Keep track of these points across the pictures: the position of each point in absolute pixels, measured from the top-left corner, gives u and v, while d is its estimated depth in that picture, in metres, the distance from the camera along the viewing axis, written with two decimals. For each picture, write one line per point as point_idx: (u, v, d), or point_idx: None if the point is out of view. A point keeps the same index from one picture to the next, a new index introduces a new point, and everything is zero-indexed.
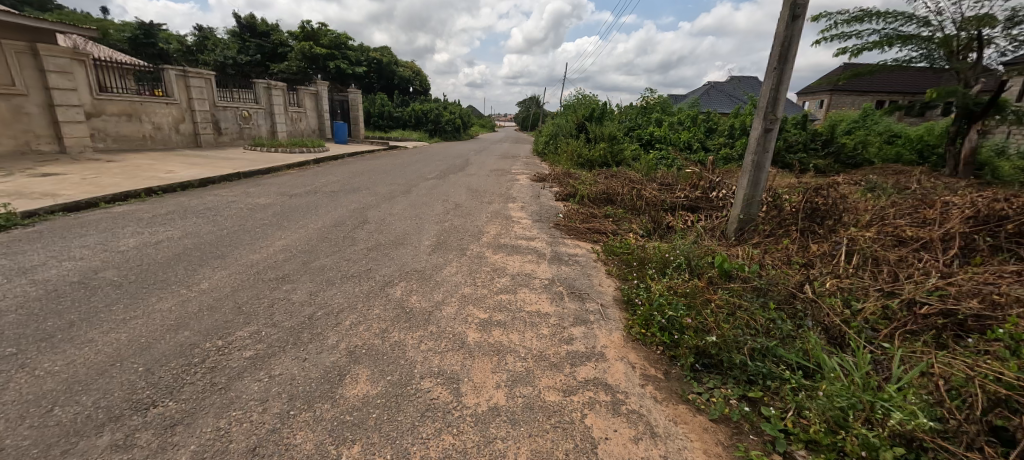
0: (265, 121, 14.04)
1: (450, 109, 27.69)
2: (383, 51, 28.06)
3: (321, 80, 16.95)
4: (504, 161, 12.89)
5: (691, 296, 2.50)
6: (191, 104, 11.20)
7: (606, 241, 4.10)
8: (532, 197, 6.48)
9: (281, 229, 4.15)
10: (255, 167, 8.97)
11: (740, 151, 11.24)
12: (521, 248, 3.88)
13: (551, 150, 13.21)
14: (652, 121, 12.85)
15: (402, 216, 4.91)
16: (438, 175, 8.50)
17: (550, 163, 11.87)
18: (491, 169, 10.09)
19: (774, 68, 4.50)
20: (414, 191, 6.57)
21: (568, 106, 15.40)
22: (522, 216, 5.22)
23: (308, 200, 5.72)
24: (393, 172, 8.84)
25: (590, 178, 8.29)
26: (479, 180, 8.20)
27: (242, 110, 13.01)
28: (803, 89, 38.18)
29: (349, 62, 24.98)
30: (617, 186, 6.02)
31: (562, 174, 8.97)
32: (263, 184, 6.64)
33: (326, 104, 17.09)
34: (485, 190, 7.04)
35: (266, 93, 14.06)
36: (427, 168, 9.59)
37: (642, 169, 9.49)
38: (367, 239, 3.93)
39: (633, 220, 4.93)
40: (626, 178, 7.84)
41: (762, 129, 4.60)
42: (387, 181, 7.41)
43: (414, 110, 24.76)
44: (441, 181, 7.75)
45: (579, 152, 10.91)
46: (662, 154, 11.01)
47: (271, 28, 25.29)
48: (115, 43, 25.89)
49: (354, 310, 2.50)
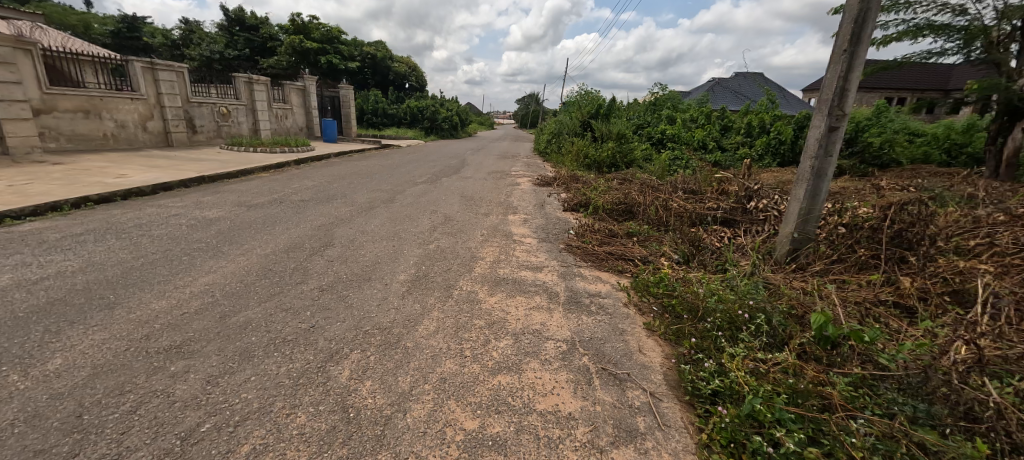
0: (246, 118, 13.07)
1: (446, 106, 26.65)
2: (378, 45, 26.96)
3: (309, 75, 15.97)
4: (503, 161, 11.95)
5: (804, 400, 1.57)
6: (160, 99, 10.24)
7: (635, 273, 3.18)
8: (535, 207, 5.55)
9: (215, 256, 3.23)
10: (225, 169, 8.03)
11: (760, 152, 10.32)
12: (525, 285, 2.95)
13: (554, 150, 12.25)
14: (663, 118, 11.91)
15: (376, 234, 3.98)
16: (429, 179, 7.56)
17: (553, 165, 10.93)
18: (489, 171, 9.16)
19: (843, 51, 3.57)
20: (398, 200, 5.64)
21: (572, 103, 14.41)
22: (524, 233, 4.29)
23: (269, 212, 4.80)
24: (380, 175, 7.90)
25: (601, 182, 7.35)
26: (475, 185, 7.27)
27: (220, 106, 12.03)
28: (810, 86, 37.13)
29: (342, 57, 23.94)
30: (637, 195, 5.08)
31: (568, 178, 8.01)
32: (223, 192, 5.70)
33: (314, 100, 16.11)
34: (481, 197, 6.11)
35: (248, 88, 13.10)
36: (418, 170, 8.65)
37: (656, 172, 8.54)
38: (324, 272, 3.00)
39: (662, 240, 4.00)
40: (642, 183, 6.88)
41: (825, 129, 3.68)
42: (369, 187, 6.46)
43: (409, 107, 23.73)
44: (430, 186, 6.82)
45: (585, 152, 9.96)
46: (677, 154, 10.07)
47: (260, 21, 24.25)
48: (97, 36, 24.79)
49: (265, 417, 1.58)
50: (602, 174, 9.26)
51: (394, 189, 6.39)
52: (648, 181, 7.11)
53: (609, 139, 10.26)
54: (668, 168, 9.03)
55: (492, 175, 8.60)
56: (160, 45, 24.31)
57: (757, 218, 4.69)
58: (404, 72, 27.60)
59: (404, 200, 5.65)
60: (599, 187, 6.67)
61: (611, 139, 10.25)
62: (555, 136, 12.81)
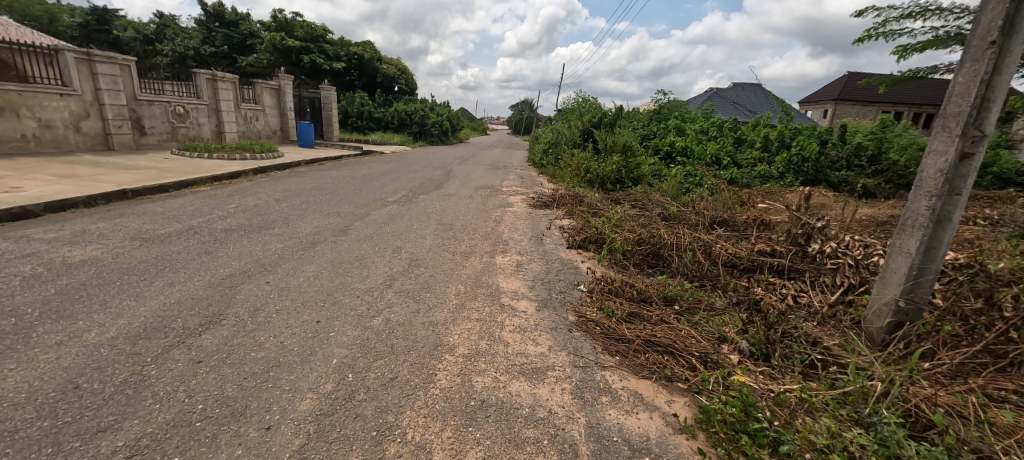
0: (208, 119, 11.70)
1: (437, 110, 25.39)
2: (365, 46, 25.66)
3: (284, 74, 14.64)
4: (494, 173, 10.74)
5: None
6: (98, 96, 8.87)
7: (699, 389, 1.97)
8: (531, 242, 4.32)
9: (6, 352, 1.95)
10: (159, 181, 6.70)
11: (781, 169, 9.22)
12: (518, 422, 1.70)
13: (551, 163, 11.06)
14: (672, 129, 10.77)
15: (300, 295, 2.72)
16: (403, 197, 6.29)
17: (550, 179, 9.74)
18: (477, 186, 7.93)
19: (986, 44, 2.21)
20: (353, 230, 4.35)
21: (570, 110, 13.24)
22: (517, 292, 3.03)
23: (169, 250, 3.50)
24: (346, 191, 6.61)
25: (608, 204, 6.15)
26: (458, 207, 6.01)
27: (176, 105, 10.67)
28: (808, 99, 36.62)
29: (326, 57, 22.66)
30: (665, 232, 3.87)
31: (570, 197, 6.79)
32: (127, 217, 4.40)
33: (290, 101, 14.77)
34: (462, 225, 4.87)
35: (211, 85, 11.72)
36: (392, 185, 7.38)
37: (671, 193, 7.35)
38: (168, 397, 1.72)
39: (714, 309, 2.82)
40: (662, 207, 5.70)
41: (951, 165, 2.41)
42: (323, 210, 5.17)
43: (397, 111, 22.52)
44: (401, 208, 5.55)
45: (587, 166, 8.76)
46: (690, 170, 8.92)
47: (241, 17, 22.85)
48: (64, 29, 23.28)
49: None
50: (607, 192, 8.09)
51: (354, 213, 5.11)
52: (669, 205, 5.92)
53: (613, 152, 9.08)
54: (683, 187, 7.89)
55: (480, 192, 7.34)
56: (131, 39, 22.74)
57: (825, 268, 3.55)
58: (392, 73, 26.30)
59: (361, 230, 4.37)
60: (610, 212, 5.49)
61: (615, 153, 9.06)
62: (551, 147, 11.59)
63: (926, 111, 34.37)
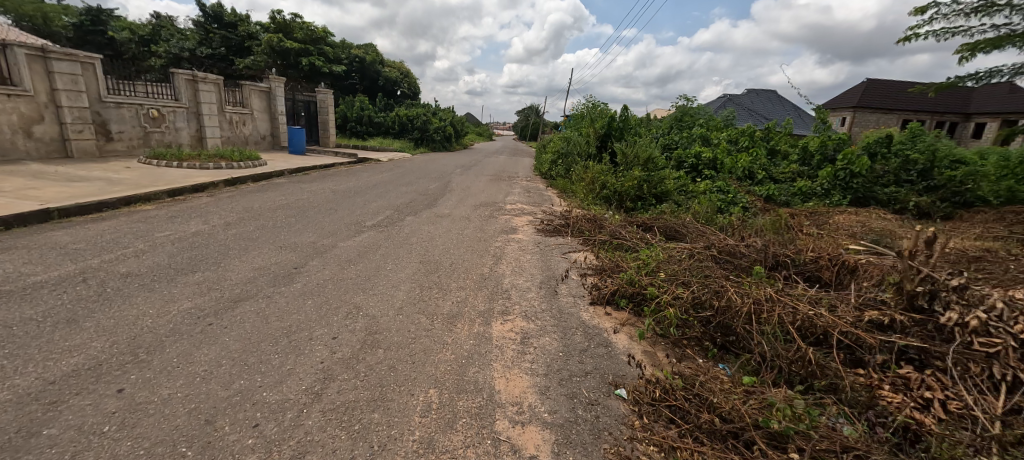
0: (187, 123, 10.74)
1: (440, 115, 24.42)
2: (367, 49, 24.77)
3: (276, 75, 13.72)
4: (497, 185, 9.65)
5: None
6: (55, 97, 7.93)
7: None
8: (541, 295, 3.17)
9: None
10: (101, 196, 5.67)
11: (826, 184, 7.99)
12: None
13: (560, 175, 9.91)
14: (696, 138, 9.57)
15: (157, 426, 1.61)
16: (385, 219, 5.21)
17: (560, 194, 8.61)
18: (477, 203, 6.82)
19: None
20: (304, 274, 3.26)
21: (581, 116, 12.09)
22: (521, 406, 1.89)
23: (20, 314, 2.43)
24: (318, 210, 5.54)
25: (634, 231, 5.01)
26: (450, 233, 4.90)
27: (149, 107, 9.75)
28: (825, 106, 35.30)
29: (326, 59, 21.86)
30: (731, 291, 2.68)
31: (589, 220, 5.61)
32: (11, 253, 3.34)
33: (281, 105, 13.84)
34: (451, 264, 3.77)
35: (191, 86, 10.80)
36: (377, 202, 6.29)
37: (706, 216, 6.16)
38: None
39: (848, 452, 1.58)
40: (708, 240, 4.49)
41: None
42: (276, 240, 4.08)
43: (398, 115, 21.64)
44: (378, 236, 4.47)
45: (602, 180, 7.65)
46: (722, 186, 7.72)
47: (240, 18, 22.15)
48: (60, 30, 22.77)
49: None
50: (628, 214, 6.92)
51: (316, 245, 4.02)
52: (715, 236, 4.71)
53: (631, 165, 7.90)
54: (717, 207, 6.73)
55: (479, 212, 6.21)
56: (127, 40, 22.06)
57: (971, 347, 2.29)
58: (395, 77, 25.42)
59: (314, 274, 3.28)
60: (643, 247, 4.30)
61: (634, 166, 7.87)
62: (561, 157, 10.42)
63: (948, 119, 32.97)
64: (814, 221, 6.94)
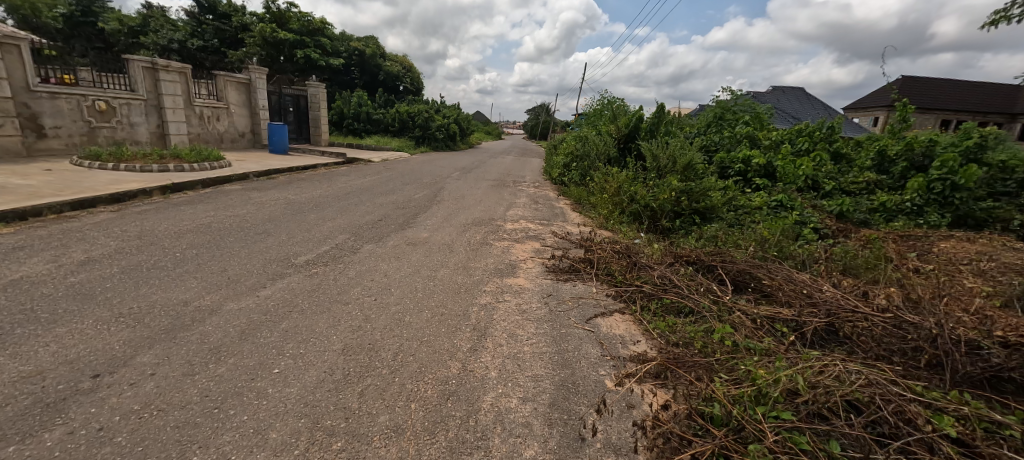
0: (145, 118, 9.37)
1: (443, 112, 22.84)
2: (368, 41, 23.29)
3: (257, 65, 12.29)
4: (498, 193, 8.06)
5: None
6: None
7: None
8: (554, 457, 1.56)
9: None
10: None
11: (917, 198, 6.21)
12: None
13: (574, 181, 8.24)
14: (741, 138, 7.86)
15: None
16: (329, 252, 3.66)
17: (574, 206, 6.99)
18: (467, 222, 5.23)
19: None
20: (96, 395, 1.71)
21: (599, 113, 10.41)
22: None
23: None
24: (244, 235, 4.02)
25: (691, 278, 3.36)
26: (416, 275, 3.32)
27: (95, 99, 8.40)
28: (856, 104, 32.96)
29: (323, 52, 20.50)
30: None
31: (620, 251, 3.95)
32: None
33: (263, 98, 12.38)
34: (395, 350, 2.20)
35: (151, 76, 9.43)
36: (334, 221, 4.76)
37: (777, 245, 4.49)
38: None
39: None
40: (817, 301, 2.82)
41: None
42: (126, 298, 2.56)
43: (398, 112, 20.15)
44: (301, 286, 2.91)
45: (630, 192, 6.02)
46: (784, 199, 6.03)
47: (234, 8, 20.92)
48: (49, 21, 21.77)
49: None
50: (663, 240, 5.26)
51: (184, 308, 2.48)
52: (821, 290, 3.04)
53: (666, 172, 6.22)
54: (787, 231, 5.04)
55: (467, 236, 4.61)
56: (116, 31, 20.93)
57: None
58: (397, 71, 23.87)
59: (116, 395, 1.71)
60: (717, 319, 2.68)
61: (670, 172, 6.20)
62: (574, 159, 8.74)
63: (992, 120, 30.46)
64: (914, 251, 5.22)
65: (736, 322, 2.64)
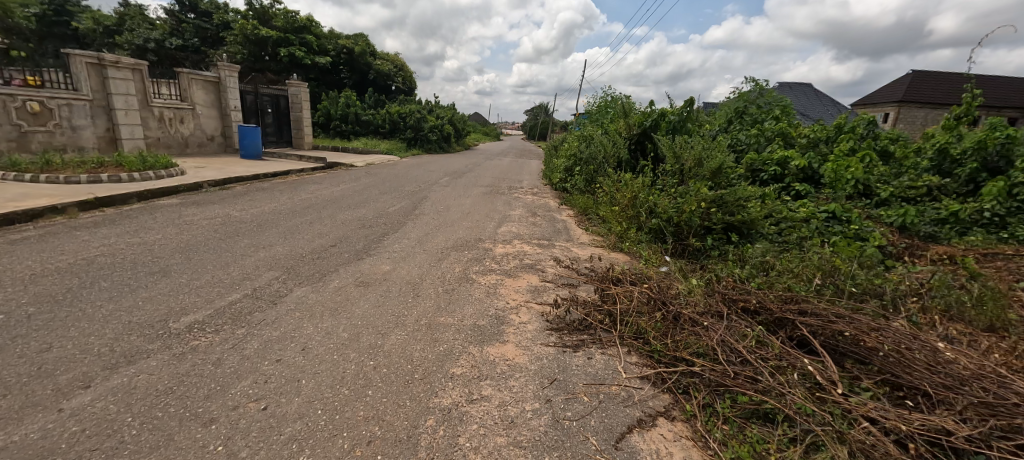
0: (90, 120, 8.27)
1: (436, 112, 21.65)
2: (357, 39, 22.19)
3: (228, 62, 11.19)
4: (490, 202, 6.96)
5: None
6: None
7: None
8: None
9: None
10: None
11: (997, 207, 5.01)
12: None
13: (577, 189, 7.05)
14: (771, 136, 6.74)
15: None
16: (237, 305, 2.57)
17: (579, 218, 5.86)
18: (445, 247, 4.11)
19: None
20: None
21: (603, 109, 9.25)
22: None
23: None
24: (133, 276, 2.93)
25: (765, 348, 2.22)
26: (351, 345, 2.20)
27: (26, 99, 7.30)
28: (865, 101, 31.81)
29: (309, 50, 19.41)
30: None
31: (649, 293, 2.83)
32: None
33: (234, 99, 11.28)
34: None
35: (98, 73, 8.32)
36: (270, 249, 3.66)
37: (852, 277, 3.39)
38: None
39: None
40: (995, 399, 1.73)
41: None
42: None
43: (389, 113, 19.06)
44: (152, 382, 1.81)
45: (648, 203, 4.86)
46: (837, 210, 4.91)
47: (216, 6, 19.93)
48: None
49: None
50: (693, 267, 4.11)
51: None
52: (979, 373, 1.94)
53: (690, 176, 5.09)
54: (859, 253, 3.90)
55: (442, 269, 3.49)
56: (89, 31, 19.83)
57: None
58: (388, 70, 22.74)
59: None
60: (841, 447, 1.56)
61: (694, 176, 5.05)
62: (577, 162, 7.58)
63: (1008, 115, 29.26)
64: (1016, 277, 4.06)
65: (873, 449, 1.56)
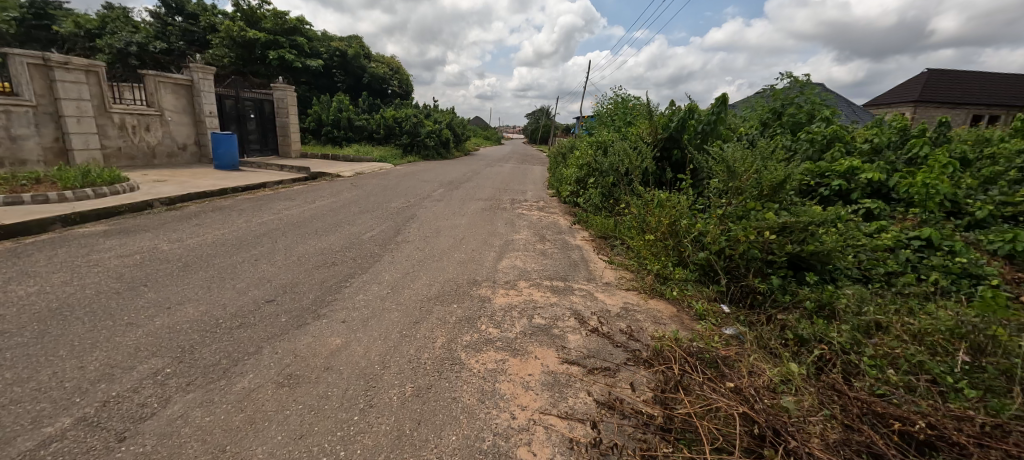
0: (35, 129, 7.27)
1: (434, 116, 20.68)
2: (351, 41, 21.28)
3: (202, 63, 10.19)
4: (490, 221, 5.89)
5: None
6: None
7: None
8: None
9: None
10: None
11: None
12: None
13: (590, 206, 5.93)
14: (823, 141, 5.65)
15: None
16: (49, 449, 1.49)
17: (597, 244, 4.79)
18: (427, 298, 3.02)
19: None
20: None
21: (618, 113, 8.19)
22: None
23: None
24: None
25: None
26: None
27: None
28: (877, 102, 30.73)
29: (299, 52, 18.47)
30: None
31: (747, 407, 1.74)
32: None
33: (209, 104, 10.28)
34: None
35: (45, 75, 7.31)
36: (177, 311, 2.58)
37: None
38: None
39: None
40: None
41: None
42: None
43: (383, 117, 18.08)
44: None
45: (689, 231, 3.77)
46: (934, 235, 3.76)
47: (203, 8, 19.07)
48: None
49: None
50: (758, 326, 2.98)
51: None
52: None
53: (740, 190, 3.97)
54: (1008, 306, 2.73)
55: (417, 342, 2.40)
56: (70, 34, 18.91)
57: None
58: (383, 73, 21.79)
59: None
60: None
61: (744, 190, 3.94)
62: (590, 173, 6.51)
63: None
64: None
65: None
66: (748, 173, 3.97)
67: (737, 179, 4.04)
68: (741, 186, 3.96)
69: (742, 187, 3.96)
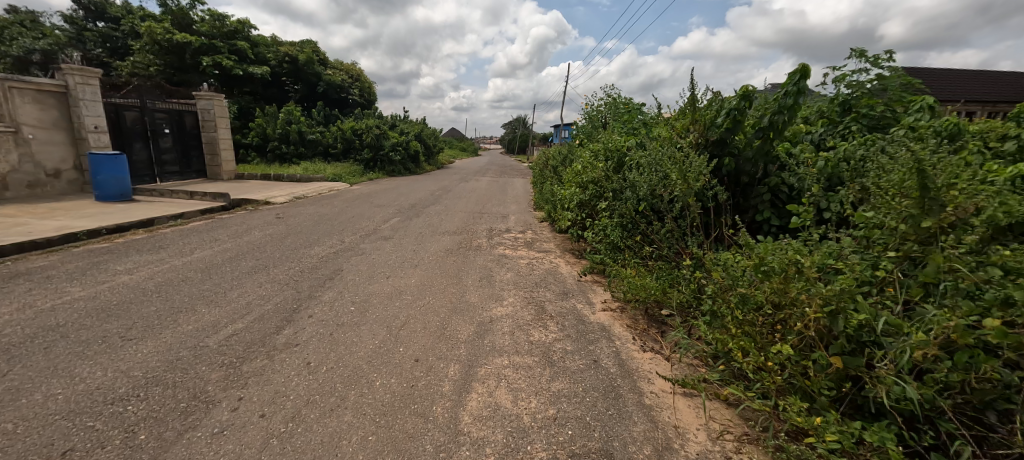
0: None
1: (400, 127, 18.58)
2: (304, 46, 19.03)
3: (82, 64, 7.85)
4: (453, 274, 3.87)
5: None
6: None
7: None
8: None
9: None
10: None
11: None
12: None
13: (606, 245, 3.95)
14: None
15: None
16: None
17: (637, 326, 2.82)
18: None
19: None
20: None
21: (624, 114, 6.35)
22: None
23: None
24: None
25: None
26: None
27: None
28: None
29: (240, 58, 16.15)
30: None
31: None
32: None
33: (93, 116, 7.93)
34: None
35: None
36: None
37: None
38: None
39: None
40: None
41: None
42: None
43: (340, 129, 15.86)
44: None
45: (854, 329, 1.72)
46: None
47: (126, 10, 16.58)
48: None
49: None
50: None
51: None
52: None
53: (895, 217, 1.91)
54: None
55: None
56: None
57: None
58: (341, 81, 19.60)
59: None
60: None
61: (908, 216, 1.86)
62: (600, 197, 4.56)
63: None
64: None
65: None
66: (914, 191, 1.86)
67: (899, 203, 1.92)
68: (903, 214, 1.88)
69: (911, 216, 1.85)
